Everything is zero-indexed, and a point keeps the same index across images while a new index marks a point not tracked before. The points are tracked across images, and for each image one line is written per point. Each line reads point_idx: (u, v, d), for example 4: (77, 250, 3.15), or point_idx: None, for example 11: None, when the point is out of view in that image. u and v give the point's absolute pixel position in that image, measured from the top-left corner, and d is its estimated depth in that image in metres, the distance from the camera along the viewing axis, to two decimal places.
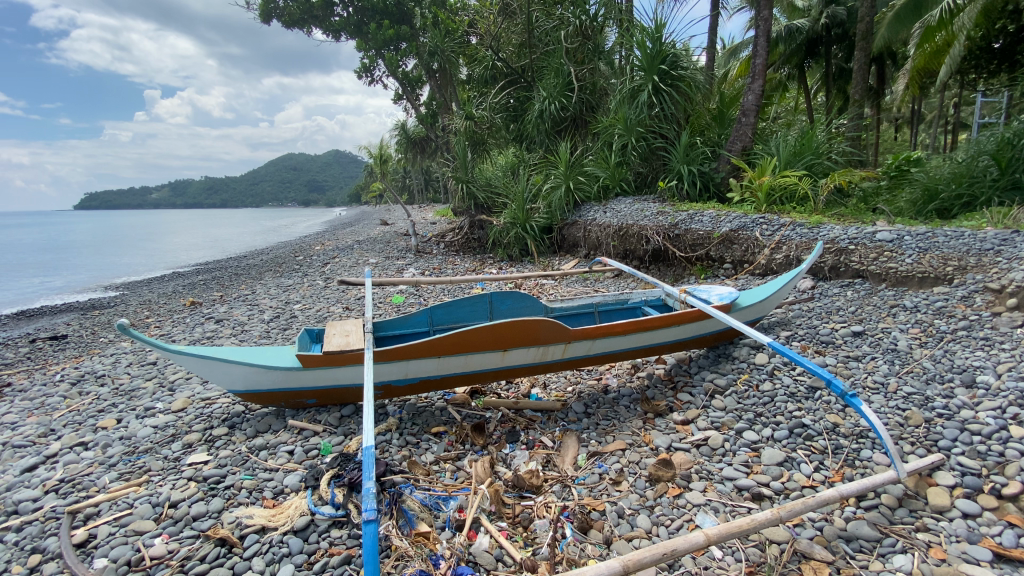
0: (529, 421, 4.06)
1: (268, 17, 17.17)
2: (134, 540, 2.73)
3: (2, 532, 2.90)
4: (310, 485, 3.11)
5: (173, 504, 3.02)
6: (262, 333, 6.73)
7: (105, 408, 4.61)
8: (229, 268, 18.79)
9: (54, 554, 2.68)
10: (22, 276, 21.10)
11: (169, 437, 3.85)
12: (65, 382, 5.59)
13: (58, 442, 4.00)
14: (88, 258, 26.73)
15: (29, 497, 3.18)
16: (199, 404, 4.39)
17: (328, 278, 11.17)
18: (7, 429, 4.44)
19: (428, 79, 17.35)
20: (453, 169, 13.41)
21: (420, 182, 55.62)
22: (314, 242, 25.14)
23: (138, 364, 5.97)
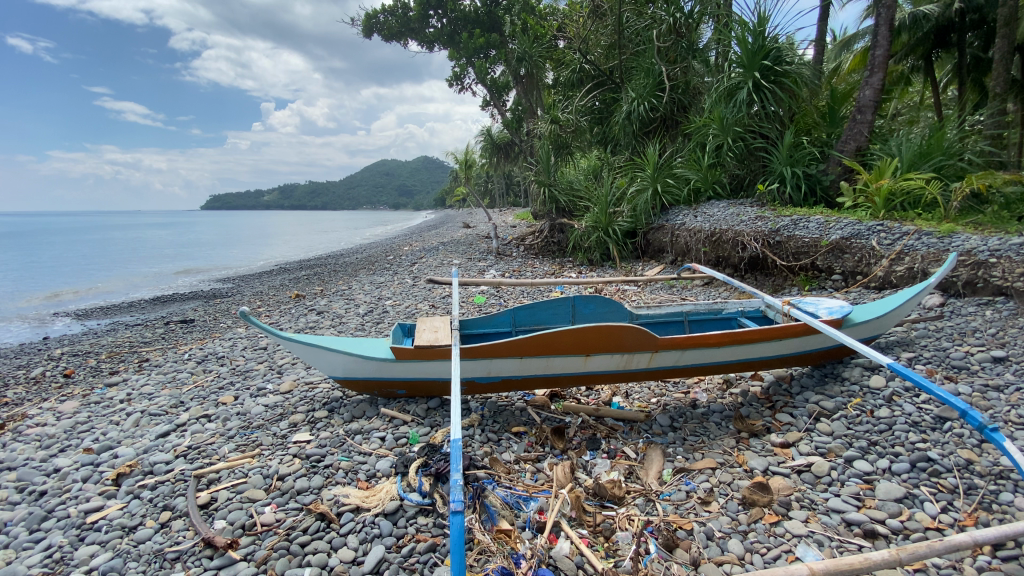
0: (611, 429, 3.95)
1: (370, 31, 18.41)
2: (247, 507, 3.02)
3: (142, 488, 3.32)
4: (399, 472, 3.25)
5: (281, 477, 3.31)
6: (356, 326, 7.19)
7: (225, 385, 5.18)
8: (328, 265, 20.38)
9: (182, 511, 3.04)
10: (159, 268, 24.36)
11: (278, 416, 4.22)
12: (193, 361, 6.35)
13: (187, 413, 4.55)
14: (210, 253, 30.24)
15: (163, 460, 3.63)
16: (303, 388, 4.78)
17: (415, 277, 11.72)
18: (147, 398, 5.14)
19: (515, 84, 17.62)
20: (536, 173, 13.48)
21: (502, 186, 56.83)
22: (403, 243, 26.58)
23: (252, 348, 6.64)
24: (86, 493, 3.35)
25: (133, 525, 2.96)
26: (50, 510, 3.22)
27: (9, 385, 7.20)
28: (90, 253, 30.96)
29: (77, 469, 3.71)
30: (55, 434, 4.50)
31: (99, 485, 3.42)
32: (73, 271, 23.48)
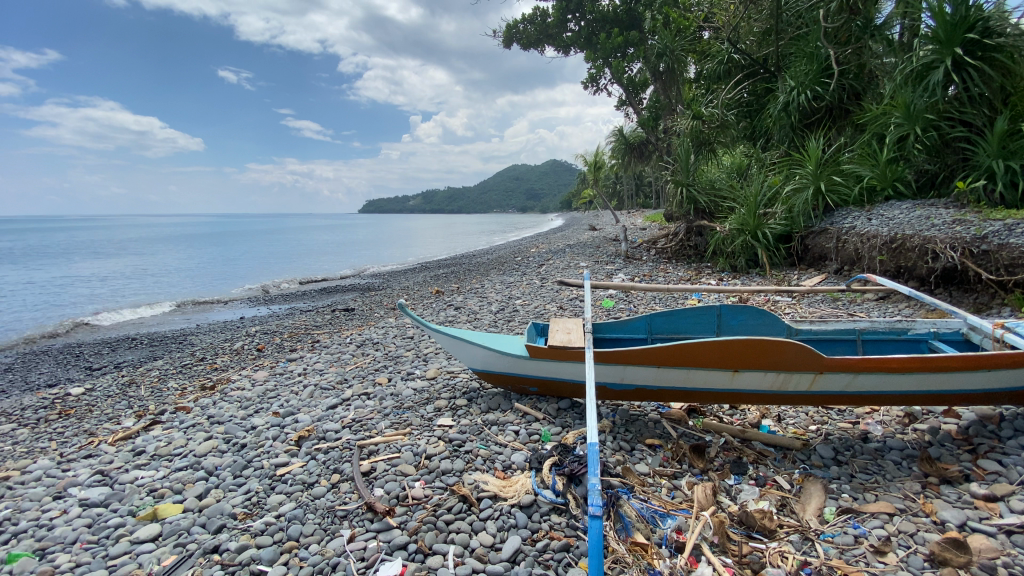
0: (759, 454, 3.60)
1: (510, 41, 19.15)
2: (399, 479, 3.33)
3: (317, 451, 3.86)
4: (534, 467, 3.33)
5: (428, 456, 3.60)
6: (490, 322, 7.56)
7: (380, 368, 5.80)
8: (463, 264, 21.73)
9: (347, 475, 3.46)
10: (325, 264, 28.22)
11: (424, 400, 4.61)
12: (353, 344, 7.23)
13: (350, 389, 5.19)
14: (364, 252, 34.19)
15: (333, 428, 4.17)
16: (445, 376, 5.16)
17: (544, 278, 11.96)
18: (319, 374, 5.97)
19: (653, 80, 16.92)
20: (673, 173, 12.85)
21: (632, 187, 55.29)
22: (532, 245, 27.25)
23: (401, 336, 7.36)
24: (275, 449, 3.99)
25: (310, 482, 3.45)
26: (250, 460, 3.90)
27: (220, 354, 8.93)
28: (275, 250, 37.04)
29: (268, 428, 4.44)
30: (253, 397, 5.46)
31: (285, 443, 4.06)
32: (262, 264, 28.28)
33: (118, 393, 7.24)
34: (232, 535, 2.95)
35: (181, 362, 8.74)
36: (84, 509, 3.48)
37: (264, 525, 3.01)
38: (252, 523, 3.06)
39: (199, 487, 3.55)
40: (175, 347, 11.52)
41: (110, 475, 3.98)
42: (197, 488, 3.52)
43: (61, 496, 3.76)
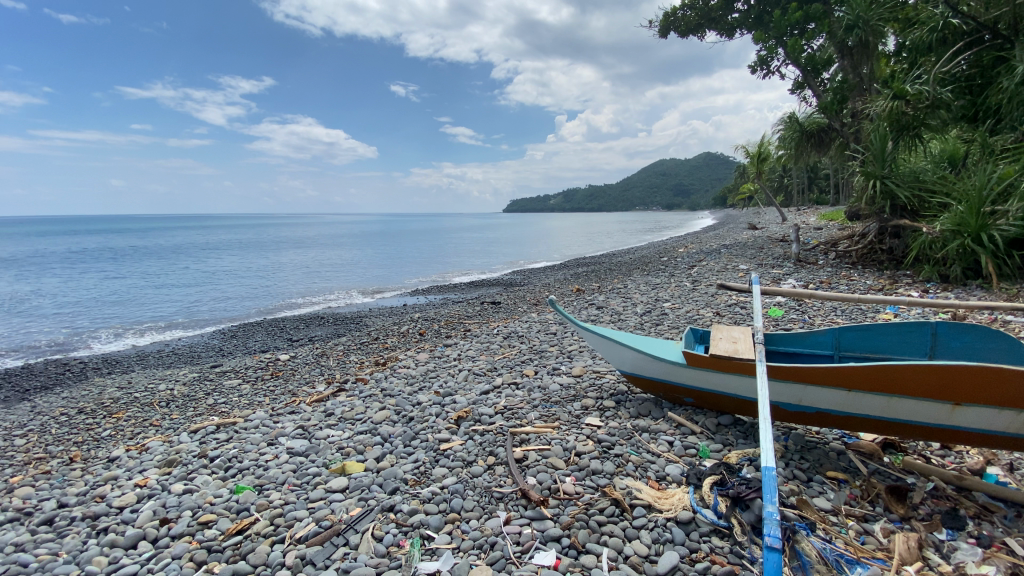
0: (984, 510, 2.91)
1: (667, 29, 18.21)
2: (551, 472, 3.41)
3: (474, 432, 4.15)
4: (692, 482, 3.16)
5: (578, 453, 3.63)
6: (637, 324, 7.33)
7: (527, 360, 6.01)
8: (605, 263, 21.43)
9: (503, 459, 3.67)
10: (475, 260, 30.20)
11: (572, 396, 4.66)
12: (501, 335, 7.61)
13: (501, 378, 5.46)
14: (509, 250, 35.81)
15: (487, 414, 4.44)
16: (593, 374, 5.15)
17: (695, 281, 11.22)
18: (472, 361, 6.41)
19: (840, 58, 14.64)
20: (862, 164, 11.07)
21: (803, 182, 48.81)
22: (681, 245, 25.70)
23: (545, 331, 7.53)
24: (437, 425, 4.39)
25: (468, 461, 3.71)
26: (417, 432, 4.34)
27: (387, 335, 10.11)
28: (431, 246, 40.74)
29: (430, 406, 4.90)
30: (416, 376, 6.07)
31: (446, 421, 4.43)
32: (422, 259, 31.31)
33: (312, 362, 8.66)
34: (404, 498, 3.32)
35: (357, 340, 10.13)
36: (291, 455, 4.23)
37: (430, 494, 3.32)
38: (420, 490, 3.40)
39: (376, 450, 4.06)
40: (353, 327, 13.37)
41: (308, 430, 4.78)
42: (374, 451, 4.04)
43: (274, 443, 4.62)
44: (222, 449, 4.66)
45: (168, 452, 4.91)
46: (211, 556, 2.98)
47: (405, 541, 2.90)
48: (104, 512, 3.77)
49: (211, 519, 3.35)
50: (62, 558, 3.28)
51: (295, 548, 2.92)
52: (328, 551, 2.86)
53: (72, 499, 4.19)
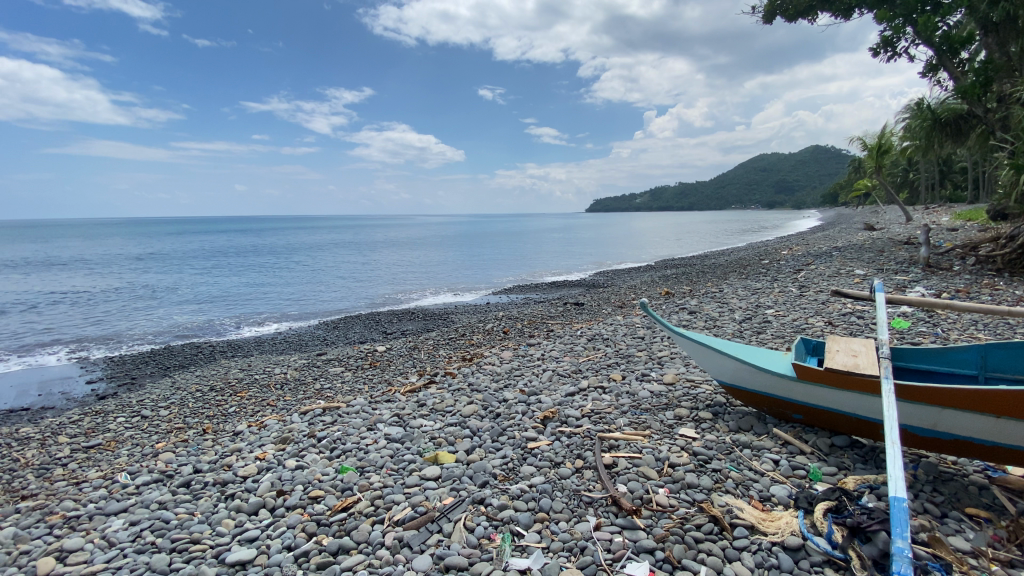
0: None
1: (772, 16, 16.91)
2: (642, 481, 3.33)
3: (561, 433, 4.16)
4: (801, 507, 2.94)
5: (671, 464, 3.51)
6: (733, 332, 6.90)
7: (613, 364, 5.90)
8: (696, 266, 20.42)
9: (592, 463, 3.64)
10: (559, 260, 30.14)
11: (663, 405, 4.51)
12: (585, 337, 7.54)
13: (587, 380, 5.41)
14: (593, 251, 35.36)
15: (575, 416, 4.43)
16: (685, 383, 4.94)
17: (799, 286, 10.34)
18: (556, 361, 6.41)
19: (986, 33, 12.69)
20: (1013, 156, 9.53)
21: (933, 177, 42.99)
22: (782, 247, 23.77)
23: (631, 334, 7.34)
24: (524, 423, 4.46)
25: (556, 461, 3.73)
26: (504, 429, 4.44)
27: (473, 332, 10.41)
28: (515, 247, 41.32)
29: (517, 403, 4.99)
30: (501, 373, 6.20)
31: (533, 420, 4.48)
32: (507, 260, 31.87)
33: (404, 355, 9.15)
34: (494, 492, 3.41)
35: (446, 336, 10.56)
36: (388, 442, 4.51)
37: (520, 491, 3.38)
38: (509, 486, 3.48)
39: (466, 443, 4.21)
40: (441, 323, 13.95)
41: (403, 419, 5.07)
42: (465, 444, 4.20)
43: (372, 428, 4.96)
44: (327, 430, 5.08)
45: (282, 430, 5.46)
46: (320, 528, 3.27)
47: (495, 535, 2.98)
48: (231, 479, 4.28)
49: (319, 495, 3.67)
50: (199, 517, 3.77)
51: (393, 530, 3.12)
52: (423, 536, 3.01)
53: (205, 466, 4.80)
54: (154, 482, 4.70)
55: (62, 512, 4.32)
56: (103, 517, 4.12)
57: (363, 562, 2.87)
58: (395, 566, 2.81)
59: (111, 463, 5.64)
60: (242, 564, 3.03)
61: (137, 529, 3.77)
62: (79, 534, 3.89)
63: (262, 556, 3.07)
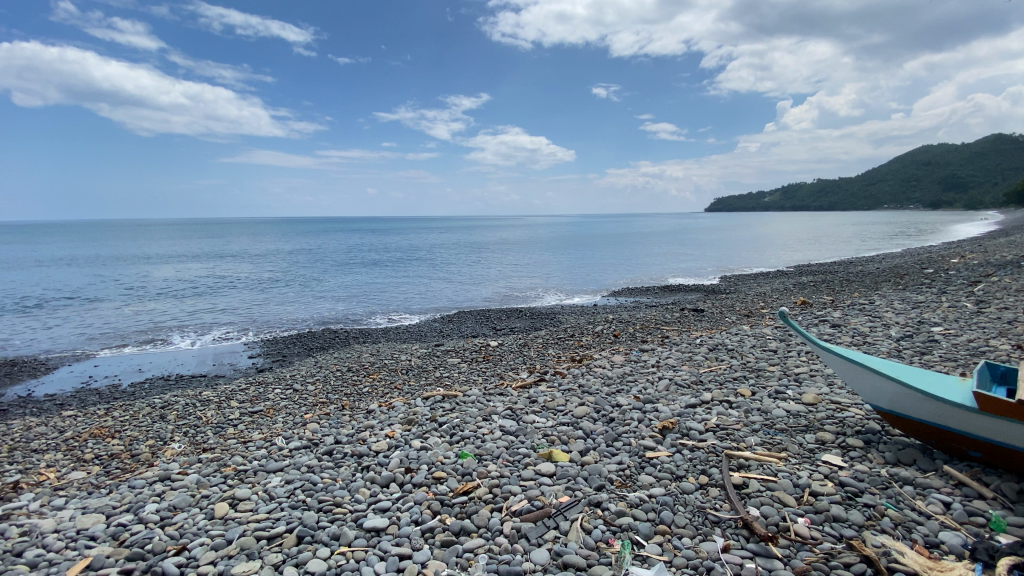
0: None
1: None
2: (777, 507, 3.09)
3: (683, 446, 3.99)
4: (979, 560, 2.52)
5: (813, 493, 3.21)
6: (888, 351, 6.04)
7: (740, 378, 5.50)
8: (836, 273, 18.21)
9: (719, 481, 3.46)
10: (674, 264, 28.80)
11: (802, 427, 4.11)
12: (706, 346, 7.12)
13: (710, 393, 5.11)
14: (712, 254, 33.18)
15: (698, 429, 4.22)
16: (829, 405, 4.44)
17: (976, 302, 8.72)
18: (674, 369, 6.15)
19: None
20: None
21: None
22: (951, 253, 20.18)
23: (760, 347, 6.77)
24: (641, 431, 4.35)
25: (678, 474, 3.60)
26: (620, 434, 4.38)
27: (584, 334, 10.37)
28: (626, 249, 40.32)
29: (633, 410, 4.88)
30: (615, 378, 6.09)
31: (650, 429, 4.36)
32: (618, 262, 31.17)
33: (516, 351, 9.41)
34: (611, 497, 3.39)
35: (556, 335, 10.66)
36: (504, 434, 4.68)
37: (638, 499, 3.32)
38: (626, 492, 3.43)
39: (580, 444, 4.23)
40: (551, 322, 14.12)
41: (516, 413, 5.23)
42: (579, 444, 4.22)
43: (488, 419, 5.18)
44: (447, 417, 5.42)
45: (407, 412, 5.94)
46: (443, 508, 3.51)
47: (614, 540, 2.96)
48: (365, 453, 4.76)
49: (442, 476, 3.93)
50: (340, 483, 4.26)
51: (511, 520, 3.24)
52: (541, 530, 3.10)
53: (344, 438, 5.40)
54: (302, 448, 5.40)
55: (234, 465, 5.15)
56: (264, 473, 4.84)
57: (484, 546, 3.04)
58: (514, 554, 2.94)
59: (269, 428, 6.59)
60: (376, 530, 3.37)
61: (291, 487, 4.37)
62: (247, 485, 4.61)
63: (394, 527, 3.39)
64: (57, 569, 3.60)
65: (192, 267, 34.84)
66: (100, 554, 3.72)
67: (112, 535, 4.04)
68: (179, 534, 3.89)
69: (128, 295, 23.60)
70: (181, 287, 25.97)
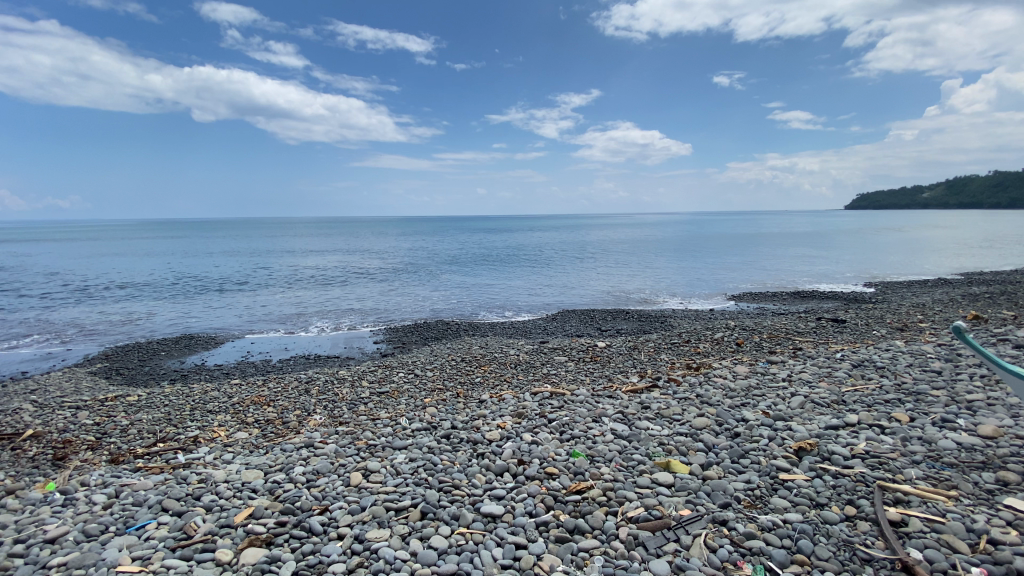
0: None
1: None
2: (945, 553, 2.72)
3: (823, 471, 3.64)
4: None
5: (994, 543, 2.77)
6: None
7: (894, 400, 4.82)
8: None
9: (867, 516, 3.09)
10: (806, 268, 26.00)
11: (978, 464, 3.51)
12: (848, 361, 6.35)
13: (856, 414, 4.56)
14: (855, 258, 29.39)
15: (841, 453, 3.81)
16: (1016, 441, 3.73)
17: None
18: (809, 385, 5.58)
19: None
20: None
21: None
22: None
23: (919, 366, 5.87)
24: (772, 451, 4.02)
25: (817, 501, 3.29)
26: (746, 451, 4.09)
27: (701, 340, 9.81)
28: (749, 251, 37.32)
29: (760, 426, 4.52)
30: (738, 389, 5.68)
31: (783, 448, 4.02)
32: (739, 265, 28.90)
33: (627, 354, 9.19)
34: (738, 517, 3.20)
35: (670, 339, 10.21)
36: (616, 437, 4.61)
37: (771, 523, 3.11)
38: (756, 514, 3.22)
39: (701, 457, 4.03)
40: (661, 326, 13.55)
41: (628, 417, 5.12)
42: (700, 457, 4.02)
43: (599, 420, 5.14)
44: (557, 414, 5.47)
45: (518, 405, 6.11)
46: (556, 504, 3.58)
47: (743, 563, 2.81)
48: (480, 441, 5.00)
49: (554, 472, 3.99)
50: (458, 466, 4.52)
51: (627, 526, 3.21)
52: (660, 540, 3.04)
53: (459, 424, 5.72)
54: (422, 430, 5.82)
55: (365, 439, 5.72)
56: (390, 450, 5.30)
57: (599, 547, 3.05)
58: (631, 561, 2.92)
59: (392, 409, 7.19)
60: (492, 516, 3.54)
61: (414, 465, 4.74)
62: (377, 458, 5.09)
63: (509, 515, 3.54)
64: (229, 513, 4.30)
65: (328, 261, 39.09)
66: (260, 504, 4.35)
67: (269, 490, 4.71)
68: (322, 495, 4.42)
69: (278, 283, 27.20)
70: (319, 278, 29.28)
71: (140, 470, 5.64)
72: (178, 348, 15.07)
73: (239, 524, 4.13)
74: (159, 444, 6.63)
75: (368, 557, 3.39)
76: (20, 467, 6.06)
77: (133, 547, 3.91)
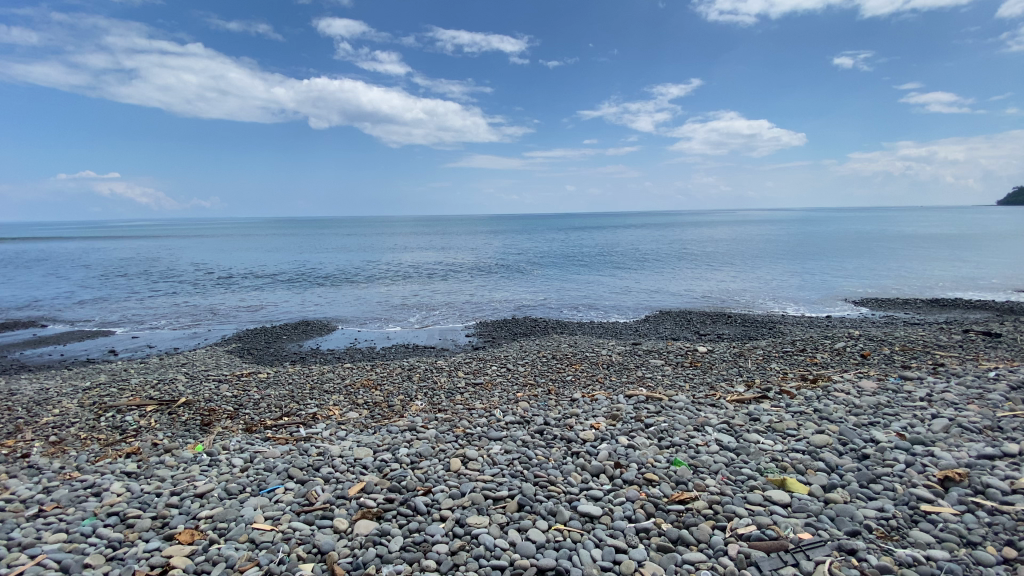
0: None
1: None
2: None
3: (976, 506, 3.21)
4: None
5: None
6: None
7: None
8: None
9: None
10: (947, 273, 22.64)
11: None
12: (1006, 382, 5.45)
13: (1016, 444, 3.92)
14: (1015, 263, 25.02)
15: (998, 487, 3.33)
16: None
17: None
18: (953, 406, 4.88)
19: None
20: None
21: None
22: None
23: None
24: (910, 478, 3.61)
25: (968, 540, 2.93)
26: (877, 476, 3.71)
27: (817, 349, 8.95)
28: (874, 253, 33.28)
29: (893, 449, 4.07)
30: (864, 406, 5.13)
31: (923, 477, 3.60)
32: (862, 268, 25.90)
33: (731, 360, 8.65)
34: (868, 547, 2.95)
35: (780, 347, 9.44)
36: (721, 448, 4.40)
37: (909, 558, 2.82)
38: (891, 546, 2.93)
39: (822, 478, 3.72)
40: (769, 333, 12.56)
41: (734, 428, 4.83)
42: (821, 478, 3.72)
43: (701, 429, 4.91)
44: (654, 418, 5.31)
45: (611, 407, 6.01)
46: (657, 512, 3.51)
47: None
48: (574, 439, 5.00)
49: (653, 479, 3.91)
50: (552, 462, 4.57)
51: (737, 543, 3.07)
52: (775, 562, 2.88)
53: (552, 421, 5.76)
54: (516, 423, 5.95)
55: (463, 428, 5.98)
56: (486, 439, 5.49)
57: (706, 562, 2.96)
58: None
59: (488, 400, 7.43)
60: (590, 517, 3.57)
61: (509, 457, 4.86)
62: (474, 447, 5.30)
63: (607, 517, 3.54)
64: (344, 485, 4.73)
65: (425, 257, 41.22)
66: (370, 480, 4.73)
67: (377, 467, 5.11)
68: (425, 477, 4.71)
69: (382, 278, 29.22)
70: (417, 273, 31.02)
71: (269, 439, 6.39)
72: (297, 333, 16.77)
73: (352, 496, 4.51)
74: (284, 417, 7.45)
75: (469, 541, 3.55)
76: (176, 428, 7.14)
77: (266, 507, 4.43)
